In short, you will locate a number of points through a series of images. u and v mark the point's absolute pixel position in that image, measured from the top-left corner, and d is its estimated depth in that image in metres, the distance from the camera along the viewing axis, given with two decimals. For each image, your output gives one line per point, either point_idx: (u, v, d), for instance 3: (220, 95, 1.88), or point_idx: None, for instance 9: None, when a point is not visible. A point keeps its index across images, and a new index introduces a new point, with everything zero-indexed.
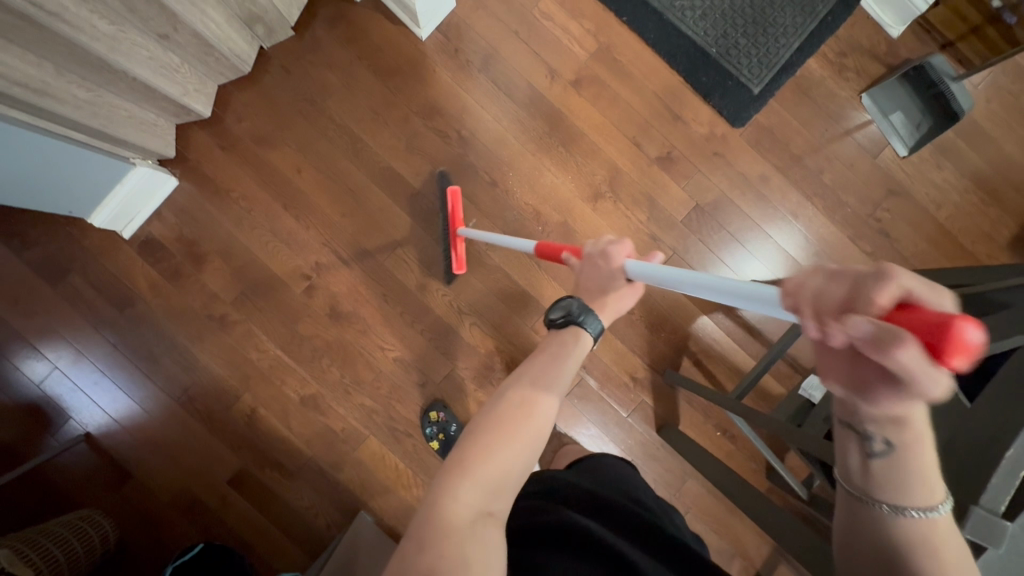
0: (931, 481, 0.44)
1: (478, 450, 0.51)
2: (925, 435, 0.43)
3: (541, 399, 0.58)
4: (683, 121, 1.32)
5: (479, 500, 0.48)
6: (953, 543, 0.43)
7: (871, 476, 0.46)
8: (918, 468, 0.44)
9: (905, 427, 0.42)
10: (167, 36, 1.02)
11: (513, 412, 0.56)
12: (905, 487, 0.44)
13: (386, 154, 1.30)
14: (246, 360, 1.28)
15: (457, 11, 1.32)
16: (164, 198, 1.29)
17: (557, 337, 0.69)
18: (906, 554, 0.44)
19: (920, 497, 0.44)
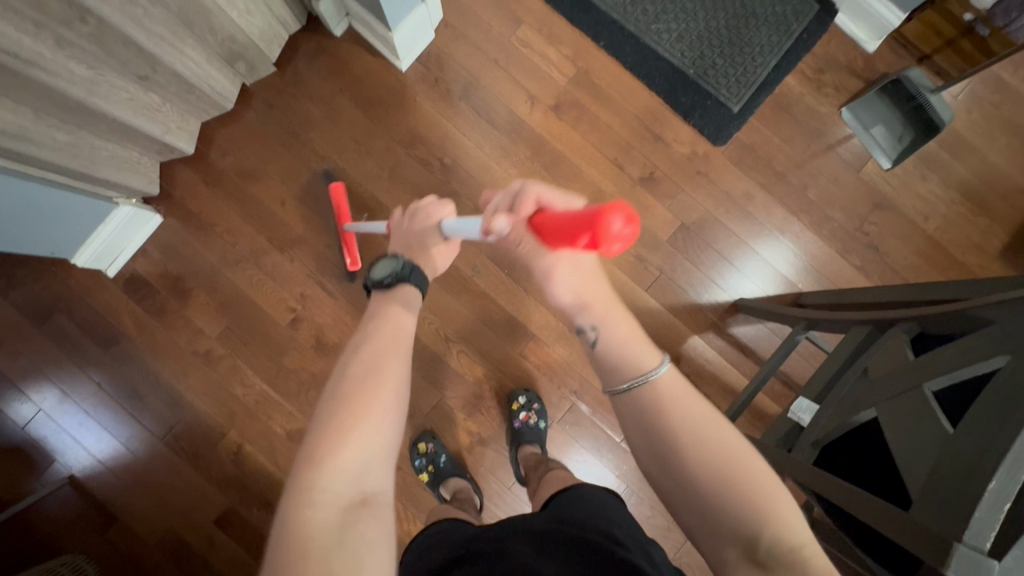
0: (637, 354, 0.59)
1: (326, 440, 0.49)
2: (609, 313, 0.62)
3: (387, 362, 0.56)
4: (665, 142, 1.32)
5: (340, 494, 0.47)
6: (691, 413, 0.55)
7: (607, 367, 0.61)
8: (621, 346, 0.60)
9: (588, 308, 0.62)
10: (147, 77, 1.03)
11: (359, 385, 0.53)
12: (625, 364, 0.59)
13: (370, 184, 1.31)
14: (232, 396, 1.27)
15: (437, 42, 1.34)
16: (149, 235, 1.29)
17: (390, 292, 0.69)
18: (660, 438, 0.55)
19: (638, 368, 0.58)
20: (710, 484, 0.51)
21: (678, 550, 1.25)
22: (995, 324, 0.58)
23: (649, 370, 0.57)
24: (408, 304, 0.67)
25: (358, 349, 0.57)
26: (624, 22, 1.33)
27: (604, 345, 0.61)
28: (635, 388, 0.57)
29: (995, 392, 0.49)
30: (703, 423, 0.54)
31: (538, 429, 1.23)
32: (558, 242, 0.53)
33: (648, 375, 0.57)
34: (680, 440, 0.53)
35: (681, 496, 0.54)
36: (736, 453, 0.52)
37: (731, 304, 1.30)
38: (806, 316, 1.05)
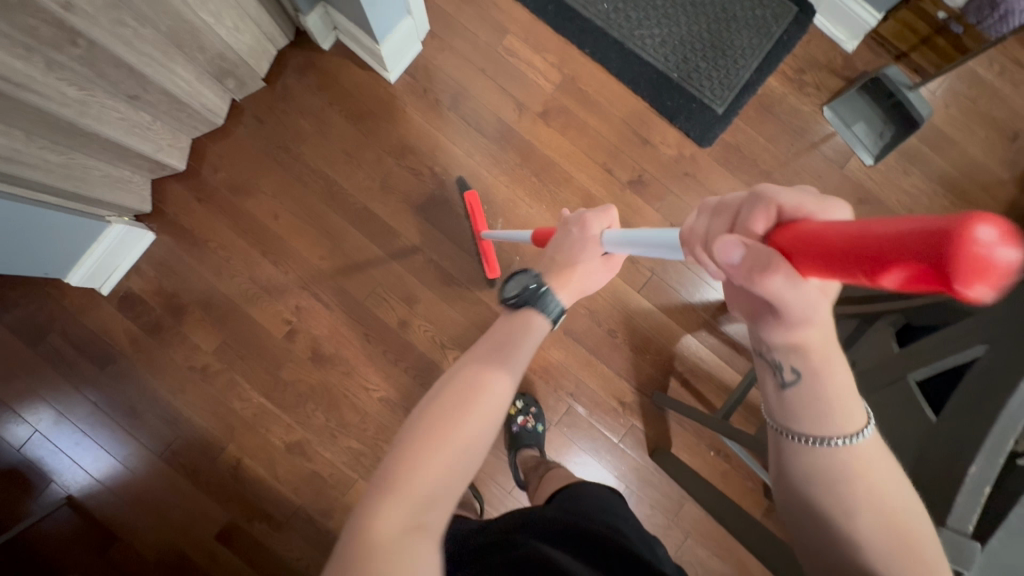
0: (841, 409, 0.42)
1: (407, 459, 0.50)
2: (832, 356, 0.41)
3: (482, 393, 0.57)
4: (652, 145, 1.34)
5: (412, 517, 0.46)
6: (874, 472, 0.42)
7: (786, 409, 0.44)
8: (825, 396, 0.42)
9: (807, 354, 0.41)
10: (137, 97, 1.04)
11: (445, 410, 0.54)
12: (818, 419, 0.43)
13: (363, 195, 1.32)
14: (230, 410, 1.27)
15: (424, 54, 1.35)
16: (142, 253, 1.29)
17: (516, 315, 0.73)
18: (815, 482, 0.43)
19: (830, 426, 0.42)
20: (867, 543, 0.41)
21: (678, 548, 1.26)
22: (974, 314, 0.60)
23: (851, 433, 0.42)
24: (540, 333, 0.72)
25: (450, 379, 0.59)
26: (608, 28, 1.35)
27: (804, 391, 0.43)
28: (818, 451, 0.43)
29: (978, 380, 0.51)
30: (885, 490, 0.42)
31: (536, 432, 1.25)
32: (835, 277, 0.29)
33: (838, 441, 0.42)
34: (842, 491, 0.42)
35: (815, 544, 0.44)
36: (909, 526, 0.41)
37: (723, 303, 1.32)
38: None
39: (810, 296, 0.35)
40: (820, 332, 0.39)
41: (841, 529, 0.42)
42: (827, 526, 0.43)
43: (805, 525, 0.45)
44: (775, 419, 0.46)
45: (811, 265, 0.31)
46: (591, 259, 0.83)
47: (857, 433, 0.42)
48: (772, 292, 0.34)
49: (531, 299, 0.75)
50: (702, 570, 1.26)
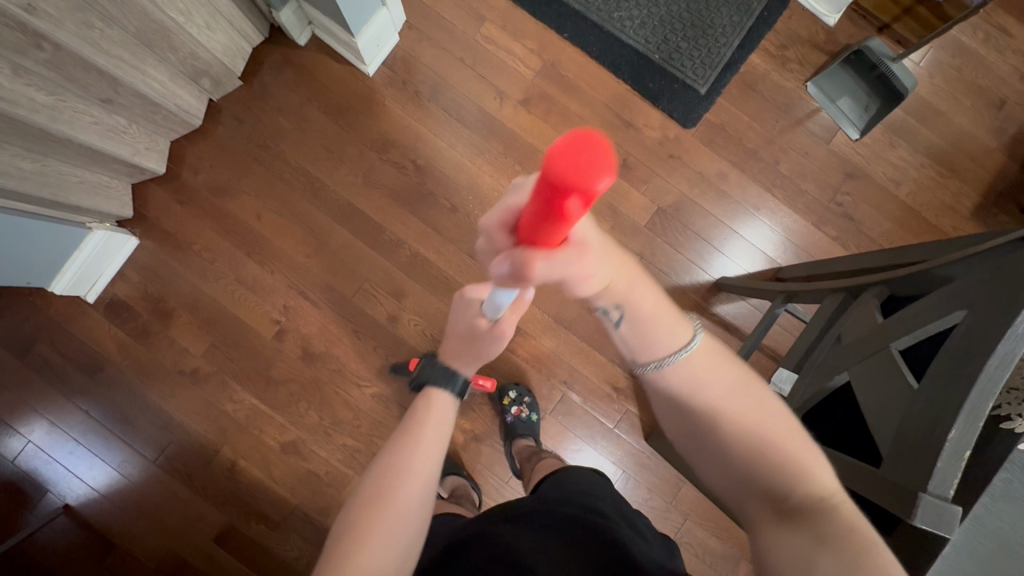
0: (660, 328, 0.47)
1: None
2: (632, 279, 0.46)
3: (406, 494, 0.52)
4: (635, 128, 1.33)
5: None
6: (719, 382, 0.47)
7: (630, 350, 0.49)
8: (642, 322, 0.47)
9: (611, 290, 0.46)
10: (110, 100, 1.02)
11: (369, 531, 0.50)
12: (653, 346, 0.47)
13: (346, 191, 1.31)
14: (222, 412, 1.26)
15: (402, 45, 1.34)
16: (126, 259, 1.28)
17: (419, 395, 0.62)
18: (682, 407, 0.48)
19: (662, 346, 0.47)
20: (741, 452, 0.47)
21: (677, 530, 1.26)
22: (956, 281, 0.60)
23: (683, 346, 0.47)
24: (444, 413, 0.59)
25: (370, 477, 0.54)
26: (586, 12, 1.34)
27: (632, 326, 0.47)
28: (660, 372, 0.47)
29: (956, 345, 0.51)
30: (727, 388, 0.47)
31: (531, 421, 1.24)
32: (556, 234, 0.34)
33: (672, 356, 0.47)
34: (704, 410, 0.47)
35: (706, 464, 0.50)
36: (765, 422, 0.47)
37: (713, 284, 1.31)
38: (785, 290, 1.06)
39: (574, 256, 0.39)
40: (608, 265, 0.44)
41: (712, 437, 0.48)
42: (704, 438, 0.48)
43: (691, 448, 0.50)
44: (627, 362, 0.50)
45: (543, 238, 0.34)
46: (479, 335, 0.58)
47: (688, 345, 0.47)
48: (547, 269, 0.38)
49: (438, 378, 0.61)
50: (702, 551, 1.26)
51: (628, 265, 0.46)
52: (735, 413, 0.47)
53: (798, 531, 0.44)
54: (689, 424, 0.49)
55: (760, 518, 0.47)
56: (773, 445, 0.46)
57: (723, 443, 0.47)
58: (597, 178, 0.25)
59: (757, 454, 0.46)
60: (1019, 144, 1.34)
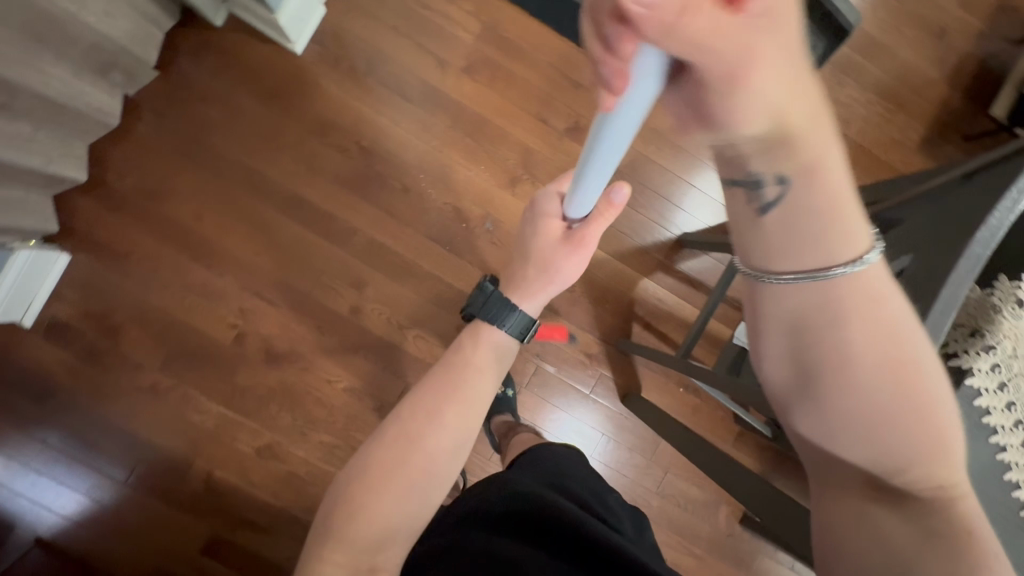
0: (840, 229, 0.40)
1: (348, 515, 0.57)
2: (822, 163, 0.38)
3: (424, 445, 0.62)
4: (584, 87, 1.28)
5: (351, 558, 0.55)
6: (873, 320, 0.41)
7: (767, 244, 0.41)
8: (808, 214, 0.39)
9: (791, 146, 0.37)
10: (8, 107, 0.92)
11: (392, 451, 0.61)
12: (801, 246, 0.40)
13: (290, 182, 1.24)
14: (190, 424, 1.22)
15: (330, 17, 1.24)
16: (60, 277, 1.19)
17: (472, 330, 0.74)
18: (819, 338, 0.42)
19: (837, 248, 0.40)
20: (878, 408, 0.42)
21: (659, 483, 1.30)
22: (904, 223, 0.61)
23: (854, 256, 0.40)
24: (496, 343, 0.72)
25: (400, 419, 0.64)
26: None
27: (783, 214, 0.40)
28: (813, 279, 0.40)
29: (906, 289, 0.51)
30: (891, 333, 0.42)
31: (506, 397, 1.24)
32: None
33: (844, 269, 0.40)
34: (849, 348, 0.41)
35: (821, 411, 0.44)
36: (920, 380, 0.42)
37: (676, 241, 1.31)
38: None
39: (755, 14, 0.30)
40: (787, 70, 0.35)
41: (846, 388, 0.42)
42: (835, 383, 0.42)
43: (805, 389, 0.44)
44: (758, 262, 0.42)
45: None
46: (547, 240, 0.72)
47: (863, 256, 0.40)
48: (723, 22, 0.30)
49: (490, 312, 0.73)
50: (684, 500, 1.31)
51: (828, 146, 0.38)
52: (886, 365, 0.41)
53: (897, 513, 0.42)
54: (818, 366, 0.42)
55: (855, 485, 0.44)
56: (917, 411, 0.42)
57: (861, 394, 0.42)
58: None
59: (895, 418, 0.42)
60: (960, 73, 1.35)
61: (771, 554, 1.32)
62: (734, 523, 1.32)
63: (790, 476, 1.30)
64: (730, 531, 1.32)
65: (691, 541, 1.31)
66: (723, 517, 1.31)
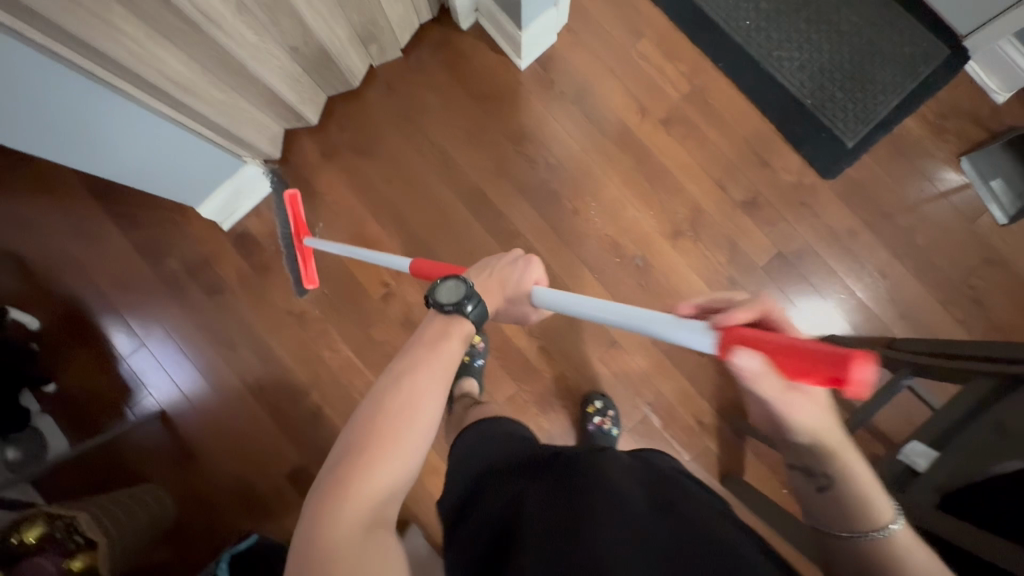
0: (864, 496, 0.54)
1: (357, 462, 0.53)
2: (847, 454, 0.55)
3: (421, 411, 0.58)
4: (771, 168, 1.32)
5: (363, 496, 0.51)
6: (914, 555, 0.49)
7: (830, 516, 0.54)
8: (852, 499, 0.54)
9: (821, 450, 0.56)
10: (297, 48, 1.11)
11: (391, 418, 0.56)
12: (852, 516, 0.53)
13: (476, 175, 1.35)
14: (318, 358, 1.32)
15: (557, 46, 1.37)
16: (263, 198, 1.35)
17: (432, 327, 0.69)
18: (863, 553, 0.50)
19: (869, 522, 0.51)
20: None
21: None
22: None
23: (886, 523, 0.51)
24: (461, 343, 0.68)
25: (399, 376, 0.61)
26: (746, 46, 1.33)
27: (835, 493, 0.55)
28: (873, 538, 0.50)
29: None
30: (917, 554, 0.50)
31: (610, 435, 1.24)
32: (798, 367, 0.48)
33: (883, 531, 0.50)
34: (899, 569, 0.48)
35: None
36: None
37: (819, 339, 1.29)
38: None
39: (795, 401, 0.54)
40: (825, 422, 0.56)
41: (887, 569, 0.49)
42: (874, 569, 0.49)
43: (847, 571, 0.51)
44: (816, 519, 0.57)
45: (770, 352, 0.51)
46: None
47: (891, 524, 0.51)
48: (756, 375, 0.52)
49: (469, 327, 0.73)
50: None
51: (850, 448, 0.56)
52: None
53: None
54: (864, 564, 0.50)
55: None
56: None
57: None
58: (861, 369, 0.42)
59: None
60: None
61: None
62: None
63: None
64: None
65: None
66: None
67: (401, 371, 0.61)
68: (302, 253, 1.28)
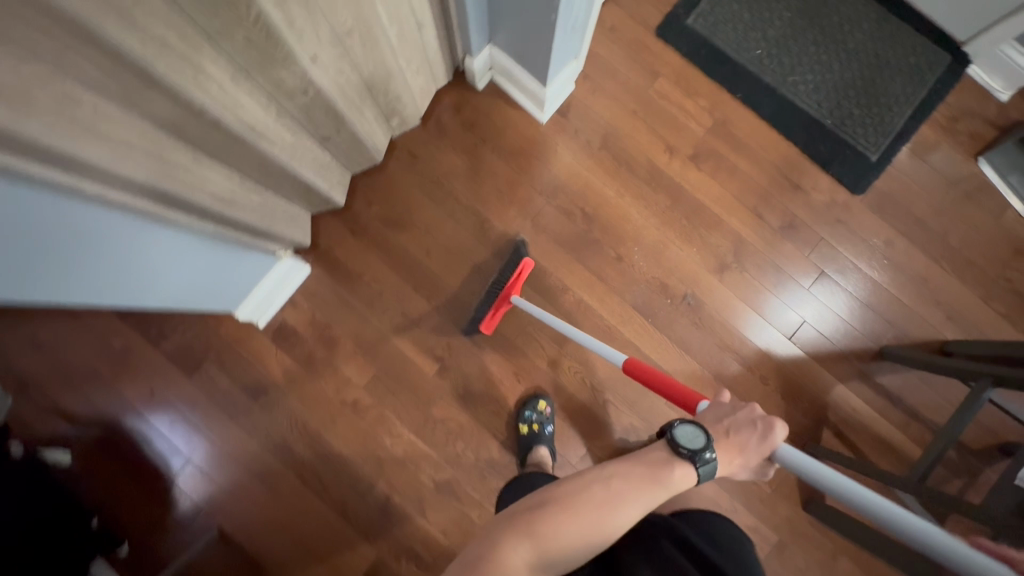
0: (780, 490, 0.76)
1: (547, 526, 0.59)
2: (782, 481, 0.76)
3: (615, 514, 0.62)
4: (803, 190, 1.34)
5: (530, 555, 0.57)
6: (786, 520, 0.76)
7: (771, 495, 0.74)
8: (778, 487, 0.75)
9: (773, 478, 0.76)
10: (329, 138, 1.07)
11: (588, 501, 0.62)
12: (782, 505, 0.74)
13: (514, 234, 1.33)
14: (380, 446, 1.26)
15: (576, 95, 1.37)
16: (297, 287, 1.30)
17: (664, 455, 0.69)
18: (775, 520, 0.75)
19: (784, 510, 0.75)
20: None
21: None
22: None
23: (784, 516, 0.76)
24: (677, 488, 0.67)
25: (615, 475, 0.65)
26: (761, 73, 1.35)
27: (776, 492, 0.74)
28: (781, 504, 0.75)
29: None
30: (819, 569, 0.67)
31: None
32: None
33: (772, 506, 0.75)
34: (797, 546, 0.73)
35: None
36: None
37: (875, 352, 1.31)
38: (992, 372, 1.04)
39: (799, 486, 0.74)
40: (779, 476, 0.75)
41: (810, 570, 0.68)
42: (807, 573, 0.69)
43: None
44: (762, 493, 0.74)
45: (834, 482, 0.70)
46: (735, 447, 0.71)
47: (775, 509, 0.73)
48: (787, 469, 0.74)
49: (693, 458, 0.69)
50: None
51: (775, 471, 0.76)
52: None
53: None
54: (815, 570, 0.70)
55: None
56: None
57: None
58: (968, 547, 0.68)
59: None
60: None
61: None
62: None
63: None
64: None
65: None
66: None
67: (615, 473, 0.66)
68: (498, 306, 1.26)
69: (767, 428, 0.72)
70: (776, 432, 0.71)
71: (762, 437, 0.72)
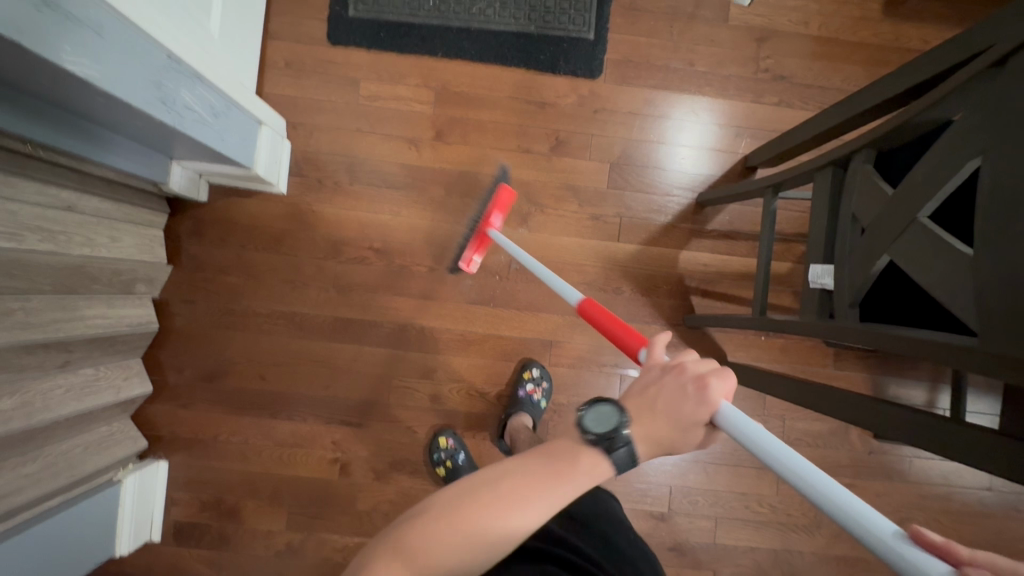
0: None
1: (420, 543, 0.41)
2: None
3: (508, 518, 0.42)
4: (550, 104, 1.30)
5: None
6: None
7: None
8: None
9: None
10: (67, 361, 0.99)
11: (473, 502, 0.43)
12: None
13: (328, 309, 1.27)
14: (334, 565, 1.24)
15: (298, 148, 1.29)
16: (167, 485, 1.25)
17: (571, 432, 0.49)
18: None
19: None
20: None
21: (781, 433, 1.30)
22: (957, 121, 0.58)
23: None
24: (584, 487, 0.45)
25: (512, 471, 0.45)
26: (447, 22, 1.27)
27: None
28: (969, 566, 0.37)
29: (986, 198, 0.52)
30: None
31: (539, 404, 1.23)
32: None
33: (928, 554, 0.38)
34: None
35: None
36: None
37: (694, 205, 1.32)
38: (770, 182, 1.03)
39: None
40: None
41: None
42: None
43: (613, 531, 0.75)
44: None
45: None
46: (685, 411, 0.48)
47: None
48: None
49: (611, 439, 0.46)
50: (811, 436, 1.30)
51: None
52: None
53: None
54: None
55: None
56: None
57: None
58: None
59: None
60: None
61: (916, 455, 1.29)
62: (871, 440, 1.30)
63: (905, 374, 1.27)
64: (869, 448, 1.30)
65: (835, 472, 1.30)
66: (857, 438, 1.30)
67: (510, 459, 0.46)
68: (482, 238, 1.20)
69: (709, 386, 0.49)
70: (715, 390, 0.49)
71: (707, 396, 0.49)
